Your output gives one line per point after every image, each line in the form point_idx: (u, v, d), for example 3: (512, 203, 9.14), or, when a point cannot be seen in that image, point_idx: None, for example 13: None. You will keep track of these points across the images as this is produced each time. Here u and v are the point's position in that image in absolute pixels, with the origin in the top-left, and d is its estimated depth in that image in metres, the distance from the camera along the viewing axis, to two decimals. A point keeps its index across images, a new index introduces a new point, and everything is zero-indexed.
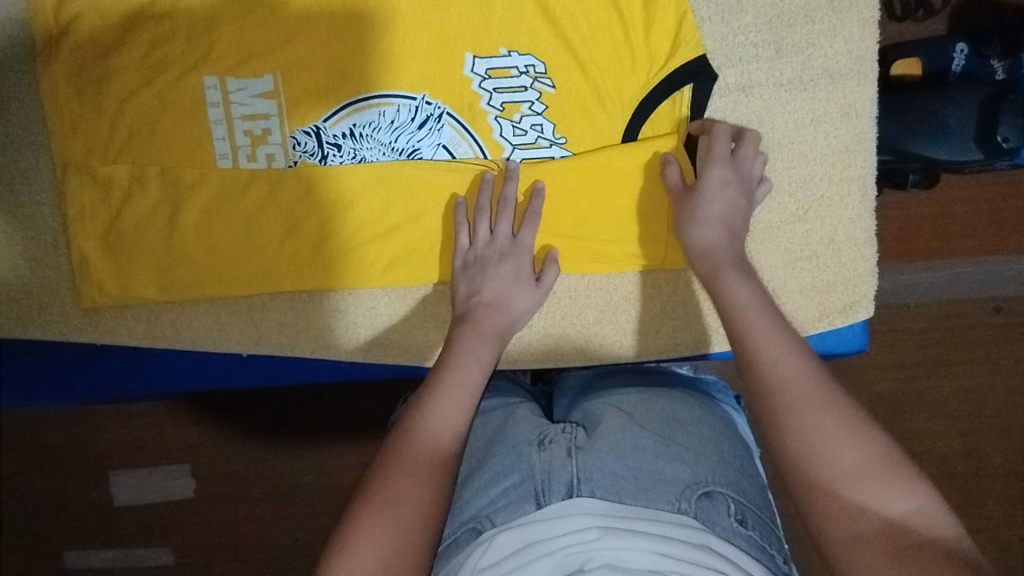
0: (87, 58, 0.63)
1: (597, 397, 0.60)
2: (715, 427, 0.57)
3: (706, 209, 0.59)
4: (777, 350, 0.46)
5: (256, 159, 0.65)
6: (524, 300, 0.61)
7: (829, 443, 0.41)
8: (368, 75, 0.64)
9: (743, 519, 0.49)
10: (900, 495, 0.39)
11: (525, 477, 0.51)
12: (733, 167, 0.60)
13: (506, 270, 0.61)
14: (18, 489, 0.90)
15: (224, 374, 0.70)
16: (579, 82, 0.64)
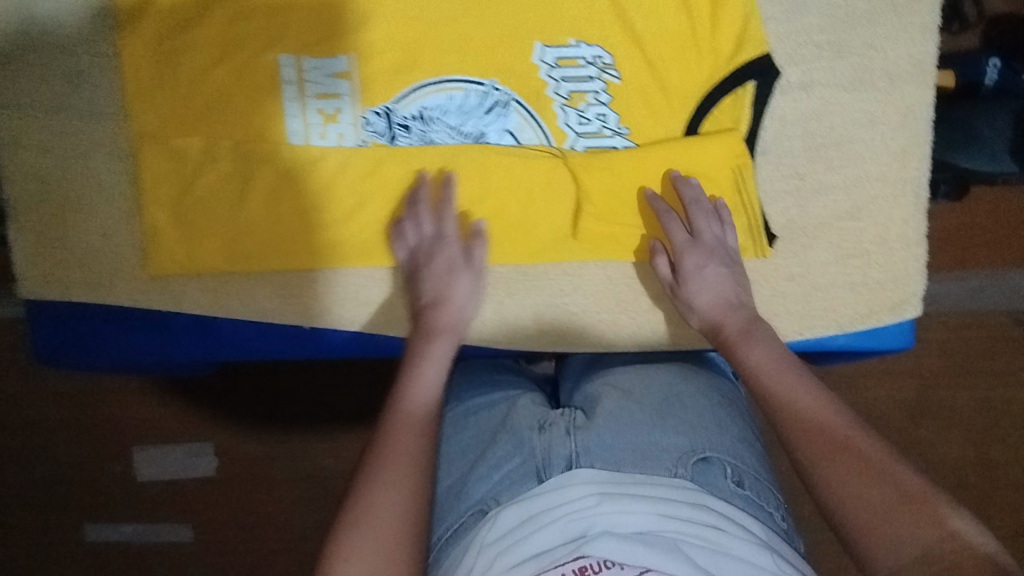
0: (168, 31, 0.65)
1: (599, 377, 0.66)
2: (713, 402, 0.63)
3: (696, 296, 0.64)
4: (808, 398, 0.53)
5: (327, 138, 0.67)
6: (464, 289, 0.65)
7: (866, 473, 0.47)
8: (440, 59, 0.66)
9: (738, 480, 0.55)
10: (933, 513, 0.44)
11: (527, 458, 0.54)
12: (705, 249, 0.64)
13: (443, 262, 0.65)
14: (40, 462, 0.90)
15: (280, 347, 0.70)
16: (644, 75, 0.66)
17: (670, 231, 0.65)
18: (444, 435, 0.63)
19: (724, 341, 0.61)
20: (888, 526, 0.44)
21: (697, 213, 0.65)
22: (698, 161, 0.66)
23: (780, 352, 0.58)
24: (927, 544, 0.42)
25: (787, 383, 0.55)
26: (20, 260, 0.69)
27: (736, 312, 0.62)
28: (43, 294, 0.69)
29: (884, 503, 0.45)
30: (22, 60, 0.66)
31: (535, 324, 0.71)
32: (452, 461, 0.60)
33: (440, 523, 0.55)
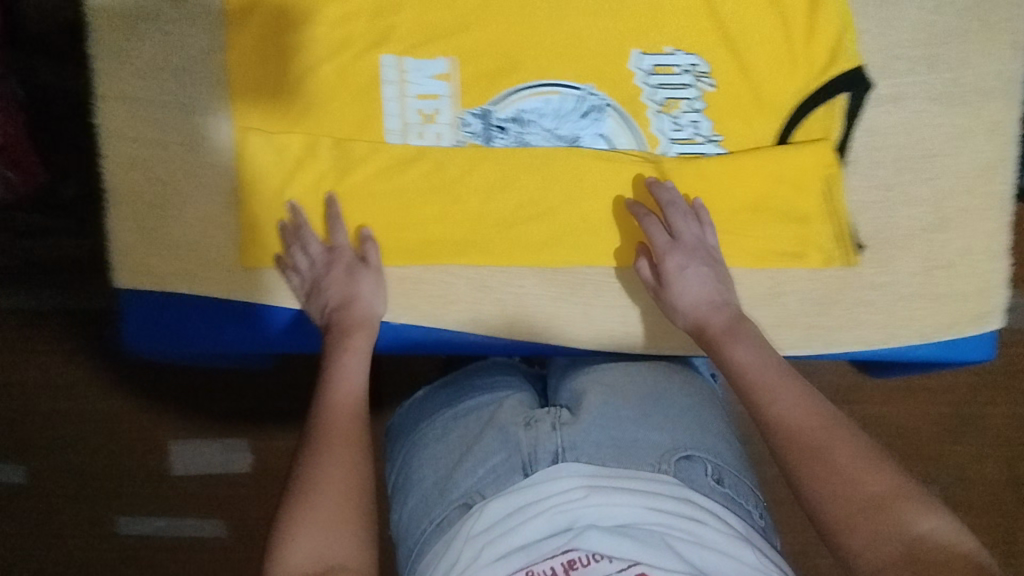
0: (275, 30, 0.67)
1: (585, 372, 0.67)
2: (696, 401, 0.64)
3: (682, 296, 0.63)
4: (788, 397, 0.53)
5: (424, 137, 0.68)
6: (368, 283, 0.66)
7: (850, 475, 0.47)
8: (540, 63, 0.67)
9: (719, 478, 0.56)
10: (918, 515, 0.45)
11: (512, 452, 0.56)
12: (687, 248, 0.64)
13: (341, 270, 0.66)
14: (82, 456, 0.97)
15: (365, 341, 0.71)
16: (738, 84, 0.67)
17: (651, 234, 0.64)
18: (431, 433, 0.63)
19: (710, 341, 0.60)
20: (862, 529, 0.45)
21: (676, 215, 0.65)
22: (789, 170, 0.67)
23: (761, 350, 0.58)
24: (909, 545, 0.43)
25: (773, 381, 0.55)
26: (116, 249, 0.70)
27: (721, 311, 0.62)
28: (137, 283, 0.70)
29: (861, 504, 0.46)
30: (130, 54, 0.68)
31: (621, 326, 0.72)
32: (431, 456, 0.61)
33: (424, 517, 0.56)
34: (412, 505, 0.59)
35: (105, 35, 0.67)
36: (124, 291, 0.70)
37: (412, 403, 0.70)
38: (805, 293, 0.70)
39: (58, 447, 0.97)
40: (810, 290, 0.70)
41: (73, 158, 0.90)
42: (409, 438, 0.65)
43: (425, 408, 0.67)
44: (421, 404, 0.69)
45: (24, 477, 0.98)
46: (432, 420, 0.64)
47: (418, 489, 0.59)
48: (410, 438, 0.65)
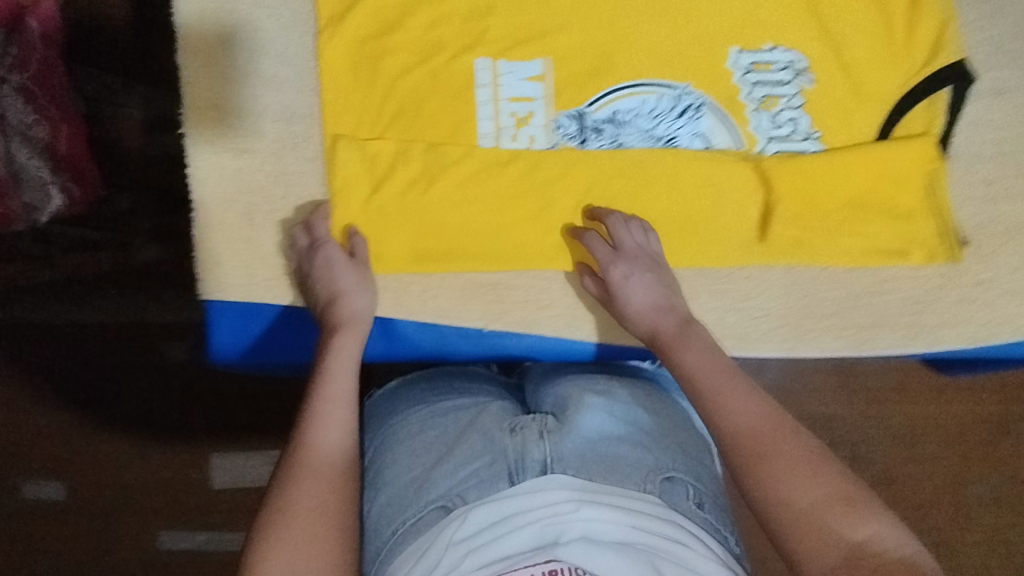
0: (368, 35, 0.66)
1: (564, 381, 0.66)
2: (666, 415, 0.63)
3: (631, 302, 0.62)
4: (742, 401, 0.52)
5: (518, 140, 0.67)
6: (348, 278, 0.63)
7: (794, 479, 0.46)
8: (637, 62, 0.66)
9: (700, 502, 0.54)
10: (864, 521, 0.43)
11: (496, 457, 0.54)
12: (627, 256, 0.63)
13: (321, 261, 0.64)
14: (128, 471, 0.99)
15: (455, 348, 0.70)
16: (837, 80, 0.66)
17: (592, 248, 0.64)
18: (403, 431, 0.61)
19: (662, 348, 0.59)
20: (806, 535, 0.44)
21: (618, 226, 0.65)
22: (890, 168, 0.66)
23: (715, 355, 0.56)
24: (849, 549, 0.42)
25: (718, 385, 0.53)
26: (201, 259, 0.68)
27: (668, 315, 0.61)
28: (226, 290, 0.68)
29: (804, 510, 0.45)
30: (221, 61, 0.67)
31: (717, 327, 0.70)
32: (406, 455, 0.58)
33: (393, 519, 0.54)
34: (382, 503, 0.56)
35: (195, 41, 0.66)
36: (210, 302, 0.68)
37: (382, 394, 0.68)
38: (906, 290, 0.69)
39: (96, 464, 1.00)
40: (914, 287, 0.69)
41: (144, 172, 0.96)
42: (381, 434, 0.63)
43: (398, 402, 0.65)
44: (388, 405, 0.66)
45: (63, 495, 0.99)
46: (405, 419, 0.63)
47: (389, 487, 0.56)
48: (379, 432, 0.63)
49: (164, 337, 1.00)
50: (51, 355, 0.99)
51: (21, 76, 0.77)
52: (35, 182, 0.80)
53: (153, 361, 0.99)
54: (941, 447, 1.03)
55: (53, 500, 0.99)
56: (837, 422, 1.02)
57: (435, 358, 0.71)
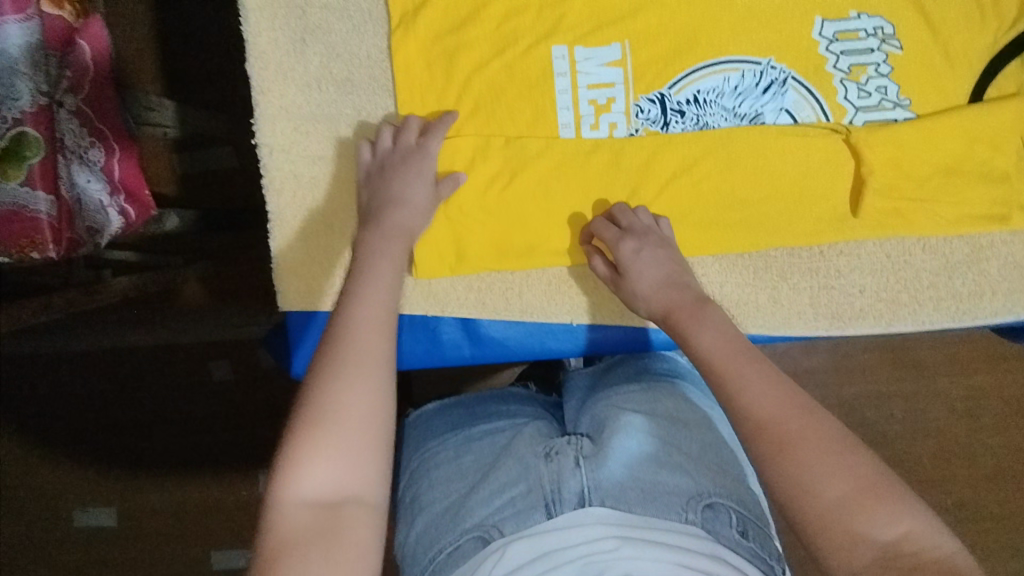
0: (441, 30, 0.65)
1: (601, 399, 0.64)
2: (704, 431, 0.60)
3: (638, 283, 0.60)
4: (762, 386, 0.48)
5: (599, 128, 0.66)
6: (419, 190, 0.61)
7: (817, 474, 0.42)
8: (720, 39, 0.64)
9: (744, 530, 0.52)
10: (890, 521, 0.40)
11: (533, 486, 0.53)
12: (638, 236, 0.62)
13: (412, 167, 0.61)
14: (182, 488, 1.04)
15: (538, 345, 0.70)
16: (925, 44, 0.65)
17: (598, 229, 0.63)
18: (439, 456, 0.61)
19: (675, 326, 0.56)
20: (833, 536, 0.40)
21: (623, 212, 0.63)
22: (987, 130, 0.63)
23: (728, 332, 0.53)
24: (881, 549, 0.39)
25: (739, 369, 0.49)
26: (279, 270, 0.67)
27: (683, 291, 0.58)
28: (306, 302, 0.67)
29: (828, 508, 0.41)
30: (292, 67, 0.66)
31: (811, 307, 0.68)
32: (443, 480, 0.58)
33: (430, 546, 0.53)
34: (420, 528, 0.56)
35: (265, 48, 0.65)
36: (291, 314, 0.68)
37: (422, 415, 0.69)
38: (1002, 257, 0.67)
39: (154, 486, 1.04)
40: (1011, 253, 0.67)
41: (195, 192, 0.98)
42: (418, 456, 0.63)
43: (433, 426, 0.66)
44: (427, 428, 0.67)
45: (115, 520, 1.05)
46: (440, 443, 0.63)
47: (426, 513, 0.56)
48: (418, 454, 0.64)
49: (202, 357, 1.03)
50: (109, 381, 1.04)
51: (74, 98, 0.75)
52: (94, 203, 0.78)
53: (193, 384, 1.03)
54: (1000, 427, 1.01)
55: (105, 525, 1.05)
56: (890, 398, 1.01)
57: (518, 356, 0.70)
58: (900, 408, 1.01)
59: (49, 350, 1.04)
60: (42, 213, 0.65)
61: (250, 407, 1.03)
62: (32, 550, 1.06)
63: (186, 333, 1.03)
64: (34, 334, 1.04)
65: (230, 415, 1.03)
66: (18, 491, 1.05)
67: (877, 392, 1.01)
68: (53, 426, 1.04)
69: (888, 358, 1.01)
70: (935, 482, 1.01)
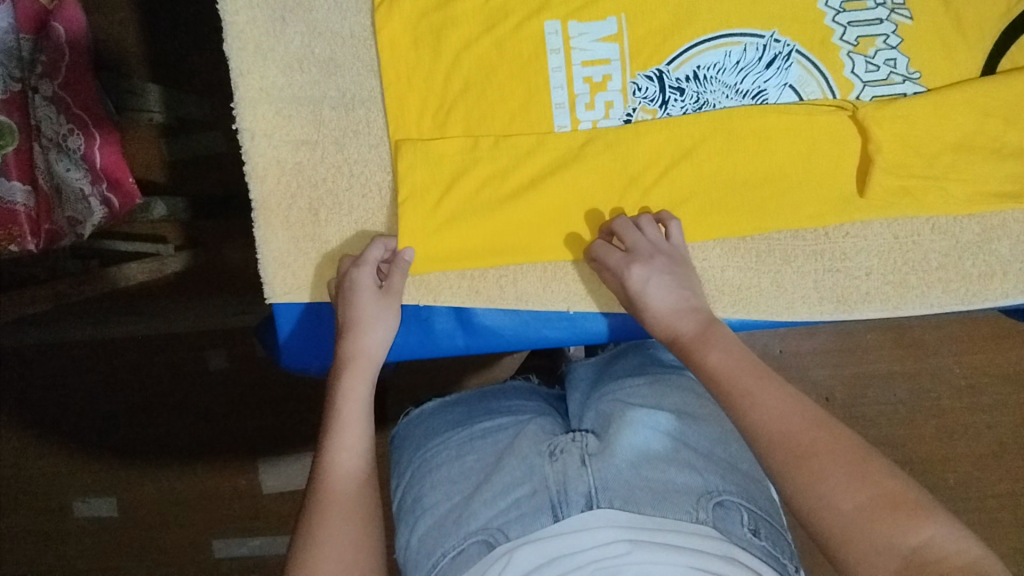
0: (429, 6, 0.62)
1: (608, 394, 0.62)
2: (712, 425, 0.59)
3: (650, 312, 0.57)
4: (773, 399, 0.47)
5: (595, 107, 0.63)
6: (370, 308, 0.59)
7: (830, 487, 0.41)
8: (722, 11, 0.61)
9: (756, 528, 0.50)
10: (911, 528, 0.39)
11: (538, 487, 0.51)
12: (644, 260, 0.59)
13: (349, 283, 0.60)
14: (180, 476, 1.02)
15: (534, 334, 0.68)
16: (937, 14, 0.62)
17: (603, 257, 0.61)
18: (440, 457, 0.59)
19: (683, 352, 0.54)
20: (854, 545, 0.39)
21: (626, 230, 0.60)
22: (1001, 103, 0.60)
23: (740, 353, 0.51)
24: (903, 557, 0.38)
25: (750, 386, 0.48)
26: (265, 263, 0.65)
27: (689, 317, 0.56)
28: (292, 295, 0.65)
29: (847, 519, 0.40)
30: (271, 47, 0.63)
31: (815, 290, 0.66)
32: (445, 482, 0.57)
33: (432, 551, 0.52)
34: (422, 531, 0.54)
35: (243, 27, 0.62)
36: (279, 307, 0.65)
37: (421, 414, 0.68)
38: (1015, 236, 0.65)
39: (152, 475, 1.03)
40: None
41: (182, 180, 0.95)
42: (419, 456, 0.61)
43: (435, 425, 0.65)
44: (429, 428, 0.65)
45: (116, 510, 1.03)
46: (442, 441, 0.61)
47: (429, 516, 0.54)
48: (419, 454, 0.62)
49: (197, 347, 1.01)
50: (102, 373, 1.02)
51: (51, 84, 0.71)
52: (75, 193, 0.75)
53: (187, 375, 1.01)
54: (1006, 405, 0.99)
55: (103, 516, 1.03)
56: (894, 378, 0.99)
57: (513, 346, 0.68)
58: (904, 387, 0.99)
59: (42, 341, 1.02)
60: (19, 205, 0.67)
61: (246, 398, 1.01)
62: (31, 544, 1.05)
63: (182, 320, 1.01)
64: (23, 326, 1.02)
65: (227, 404, 1.01)
66: (15, 483, 1.04)
67: (880, 372, 0.99)
68: (48, 418, 1.03)
69: (890, 336, 0.99)
70: (941, 461, 0.99)
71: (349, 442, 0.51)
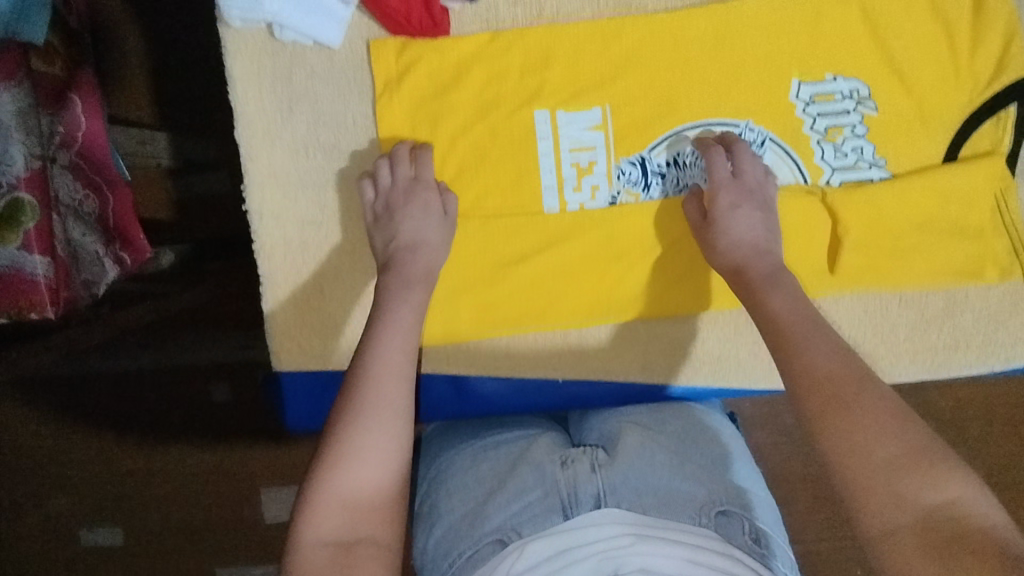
0: (426, 96, 0.65)
1: (611, 416, 0.68)
2: (712, 444, 0.65)
3: (724, 231, 0.61)
4: (822, 346, 0.52)
5: (581, 190, 0.67)
6: (436, 233, 0.62)
7: (868, 435, 0.46)
8: (696, 103, 0.65)
9: (757, 537, 0.56)
10: (936, 487, 0.43)
11: (550, 490, 0.57)
12: (739, 187, 0.62)
13: (417, 203, 0.62)
14: (180, 505, 1.00)
15: (529, 399, 0.71)
16: (902, 104, 0.65)
17: (712, 166, 0.62)
18: (457, 465, 0.64)
19: (744, 284, 0.58)
20: (876, 496, 0.44)
21: (743, 155, 0.63)
22: (959, 189, 0.65)
23: (800, 301, 0.56)
24: (925, 509, 0.42)
25: (806, 331, 0.53)
26: (273, 333, 0.69)
27: (762, 257, 0.59)
28: (294, 364, 0.70)
29: (877, 466, 0.45)
30: (279, 133, 0.66)
31: None
32: (460, 489, 0.61)
33: (450, 551, 0.56)
34: (438, 536, 0.58)
35: (252, 115, 0.66)
36: (285, 375, 0.70)
37: (437, 428, 0.72)
38: (980, 310, 0.69)
39: (154, 502, 1.00)
40: (988, 305, 0.69)
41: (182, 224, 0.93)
42: (434, 468, 0.65)
43: (450, 437, 0.69)
44: (440, 443, 0.69)
45: (121, 539, 1.01)
46: (457, 452, 0.65)
47: (444, 520, 0.59)
48: (435, 464, 0.66)
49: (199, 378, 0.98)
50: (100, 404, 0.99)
51: (67, 154, 0.76)
52: (90, 256, 0.80)
53: (174, 423, 0.99)
54: None
55: (110, 545, 1.01)
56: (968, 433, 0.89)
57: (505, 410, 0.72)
58: None
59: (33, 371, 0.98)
60: (40, 275, 0.71)
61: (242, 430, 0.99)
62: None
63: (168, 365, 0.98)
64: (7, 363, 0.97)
65: (229, 430, 0.99)
66: (13, 520, 1.01)
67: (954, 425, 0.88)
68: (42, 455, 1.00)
69: None
70: None
71: (376, 398, 0.50)
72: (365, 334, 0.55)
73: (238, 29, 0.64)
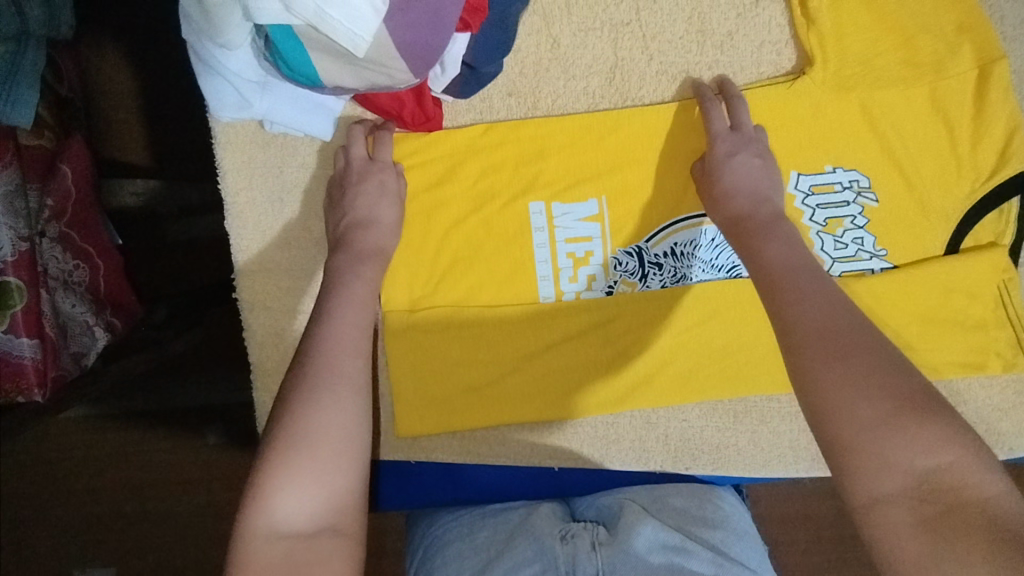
0: (420, 188, 0.65)
1: (611, 492, 0.68)
2: (716, 530, 0.63)
3: (722, 178, 0.60)
4: (809, 302, 0.48)
5: (577, 280, 0.66)
6: (391, 213, 0.61)
7: (848, 394, 0.42)
8: (692, 197, 0.65)
9: None
10: (923, 450, 0.39)
11: (548, 566, 0.55)
12: (737, 137, 0.61)
13: (372, 183, 0.61)
14: (165, 549, 0.93)
15: (524, 486, 0.70)
16: (902, 195, 0.64)
17: (710, 118, 0.62)
18: (453, 533, 0.64)
19: (744, 232, 0.57)
20: (860, 459, 0.40)
21: (739, 106, 0.62)
22: (964, 281, 0.64)
23: (796, 252, 0.54)
24: (916, 477, 0.38)
25: (798, 283, 0.50)
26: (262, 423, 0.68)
27: (762, 205, 0.59)
28: None
29: (866, 425, 0.41)
30: (270, 225, 0.66)
31: (791, 450, 0.70)
32: (457, 560, 0.60)
33: None
34: None
35: (243, 207, 0.65)
36: None
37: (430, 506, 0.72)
38: (982, 399, 0.68)
39: (141, 547, 0.93)
40: (992, 395, 0.68)
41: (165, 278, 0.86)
42: (431, 533, 0.66)
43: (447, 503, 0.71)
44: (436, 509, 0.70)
45: None
46: (453, 519, 0.66)
47: None
48: (431, 529, 0.67)
49: (196, 423, 0.92)
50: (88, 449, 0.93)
51: (57, 225, 0.70)
52: (80, 326, 0.72)
53: (155, 476, 0.93)
54: None
55: None
56: None
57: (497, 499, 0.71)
58: None
59: None
60: (27, 358, 0.66)
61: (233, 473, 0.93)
62: None
63: (148, 422, 0.93)
64: None
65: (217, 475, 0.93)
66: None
67: None
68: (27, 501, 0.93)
69: None
70: None
71: (330, 378, 0.48)
72: (316, 310, 0.54)
73: (230, 122, 0.63)
